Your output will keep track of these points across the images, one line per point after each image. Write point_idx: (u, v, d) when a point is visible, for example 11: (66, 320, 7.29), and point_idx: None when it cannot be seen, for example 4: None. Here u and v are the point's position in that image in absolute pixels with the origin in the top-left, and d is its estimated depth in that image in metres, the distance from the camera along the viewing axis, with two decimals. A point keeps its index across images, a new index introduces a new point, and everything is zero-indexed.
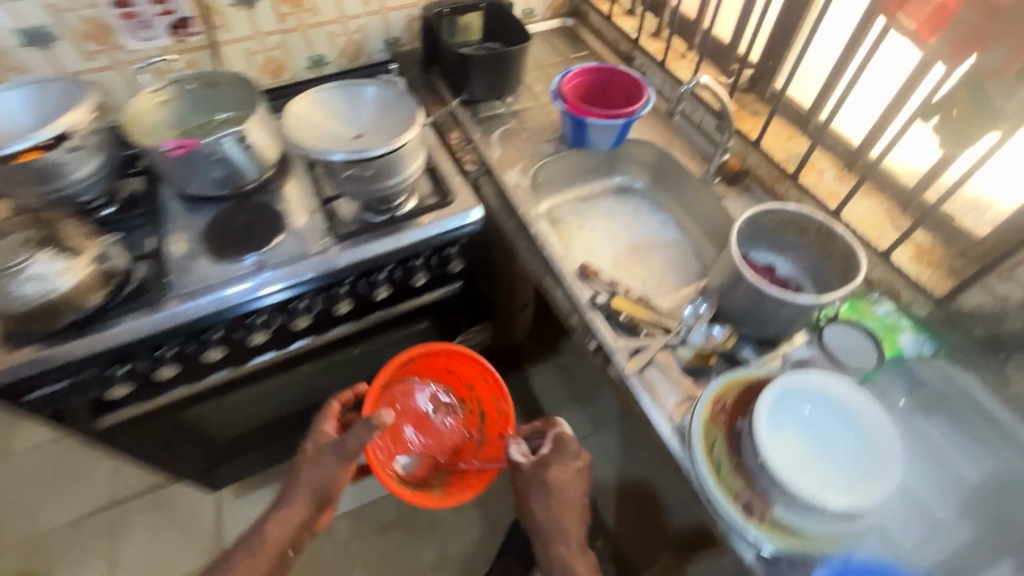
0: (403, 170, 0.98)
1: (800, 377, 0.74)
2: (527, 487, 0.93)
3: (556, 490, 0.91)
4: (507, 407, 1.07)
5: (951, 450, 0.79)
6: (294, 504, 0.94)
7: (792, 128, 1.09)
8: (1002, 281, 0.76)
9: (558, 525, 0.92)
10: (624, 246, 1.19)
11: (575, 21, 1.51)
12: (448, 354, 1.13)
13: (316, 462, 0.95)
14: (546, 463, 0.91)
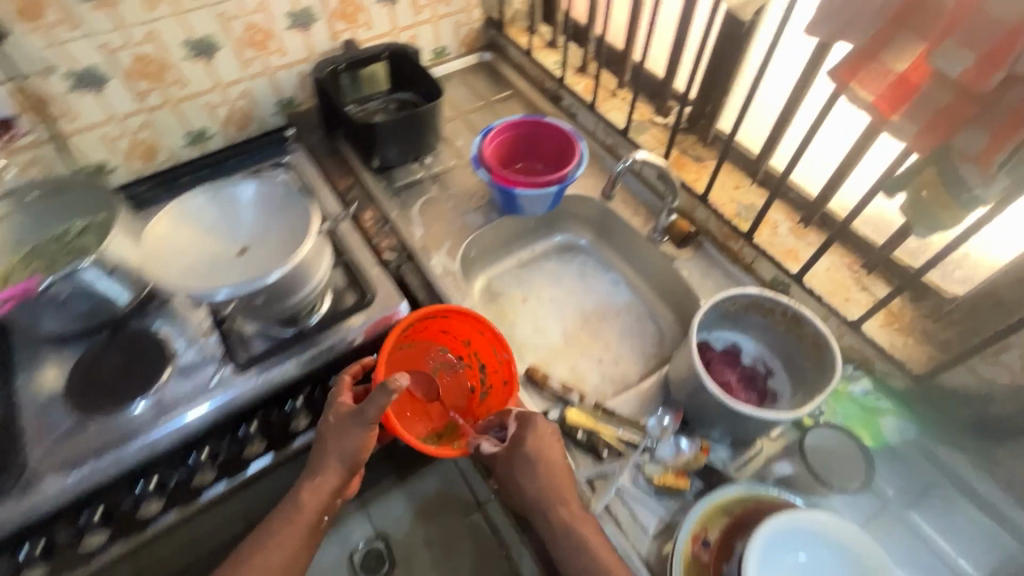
0: (308, 281, 0.85)
1: (799, 519, 0.64)
2: (507, 465, 0.71)
3: (534, 468, 0.70)
4: (509, 355, 0.83)
5: (950, 546, 0.72)
6: (327, 470, 0.78)
7: (740, 175, 1.00)
8: (987, 364, 0.68)
9: (557, 499, 0.70)
10: (574, 316, 1.07)
11: (493, 55, 1.37)
12: (441, 319, 0.87)
13: (339, 433, 0.78)
14: (519, 439, 0.71)
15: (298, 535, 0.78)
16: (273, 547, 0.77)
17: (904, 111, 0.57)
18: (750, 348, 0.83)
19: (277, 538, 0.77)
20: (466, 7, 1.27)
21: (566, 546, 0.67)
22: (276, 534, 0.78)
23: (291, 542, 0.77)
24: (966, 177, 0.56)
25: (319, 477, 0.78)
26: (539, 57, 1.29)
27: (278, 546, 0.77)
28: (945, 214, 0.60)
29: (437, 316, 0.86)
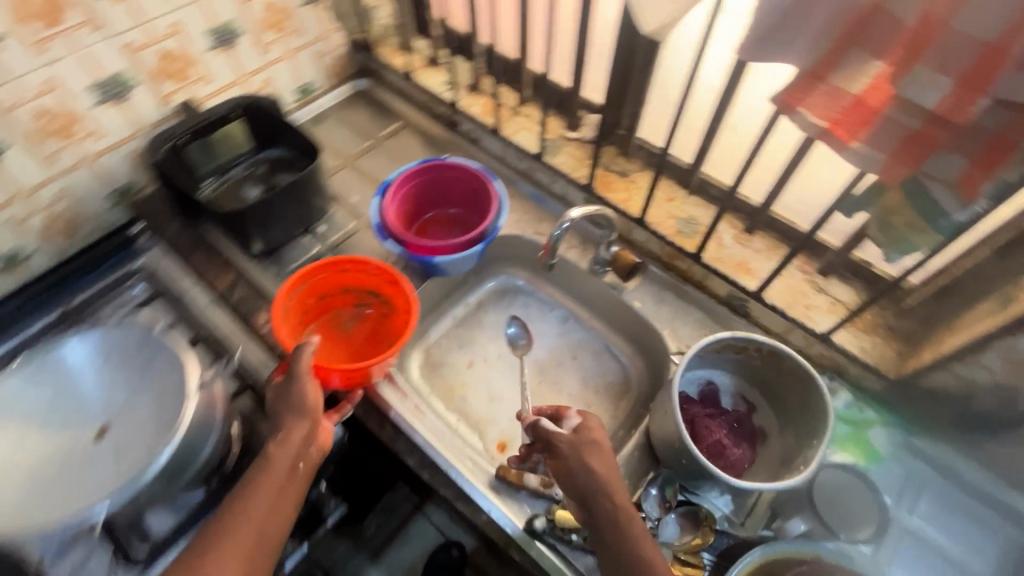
0: (210, 435, 0.65)
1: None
2: (575, 453, 0.65)
3: (600, 458, 0.65)
4: (377, 261, 0.86)
5: (957, 546, 0.70)
6: (287, 422, 0.66)
7: (672, 186, 0.91)
8: (967, 365, 0.65)
9: (616, 483, 0.63)
10: (529, 370, 0.96)
11: (369, 82, 1.19)
12: (311, 285, 0.87)
13: (285, 388, 0.68)
14: (592, 437, 0.66)
15: (270, 499, 0.62)
16: (240, 520, 0.61)
17: (865, 137, 0.50)
18: (724, 383, 0.76)
19: (244, 509, 0.61)
20: (323, 34, 1.07)
21: (626, 531, 0.60)
22: (239, 507, 0.61)
23: (261, 511, 0.62)
24: (941, 203, 0.50)
25: (280, 434, 0.65)
26: (422, 78, 1.12)
27: (247, 518, 0.61)
28: (918, 237, 0.54)
29: (304, 284, 0.85)
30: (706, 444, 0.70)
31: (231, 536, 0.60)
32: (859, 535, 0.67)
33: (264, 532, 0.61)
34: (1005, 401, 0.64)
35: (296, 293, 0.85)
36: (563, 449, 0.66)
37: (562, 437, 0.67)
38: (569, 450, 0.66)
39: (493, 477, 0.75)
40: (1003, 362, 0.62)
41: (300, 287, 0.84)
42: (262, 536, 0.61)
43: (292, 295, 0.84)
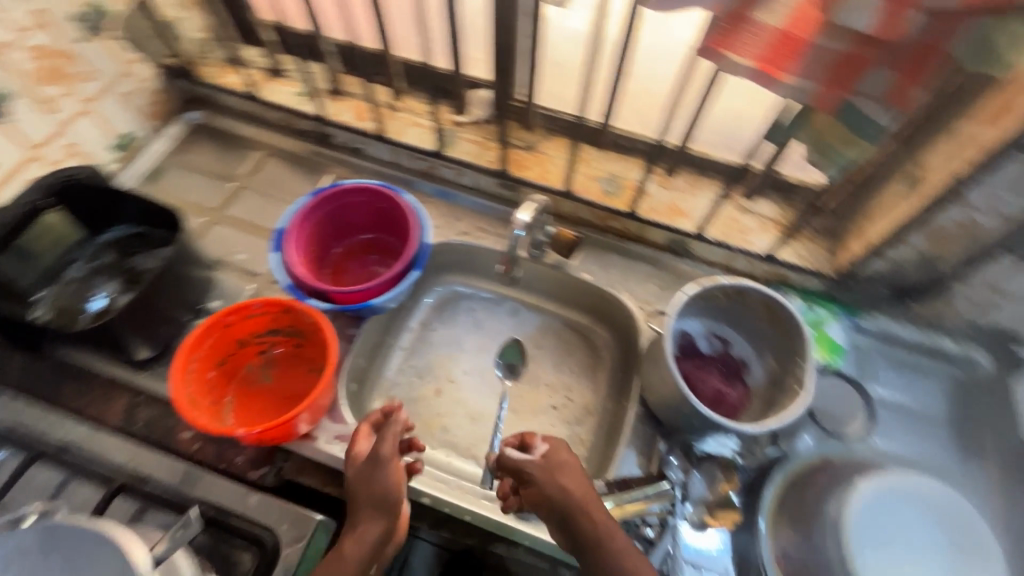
0: None
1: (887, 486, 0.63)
2: (547, 476, 0.62)
3: (572, 477, 0.63)
4: (261, 300, 0.70)
5: (918, 400, 0.79)
6: (364, 516, 0.61)
7: (584, 148, 0.88)
8: (893, 247, 0.72)
9: (589, 497, 0.61)
10: (501, 376, 0.91)
11: (203, 112, 0.99)
12: (203, 360, 0.68)
13: (374, 474, 0.63)
14: (558, 462, 0.64)
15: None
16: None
17: (796, 70, 0.48)
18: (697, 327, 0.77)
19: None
20: (124, 69, 0.86)
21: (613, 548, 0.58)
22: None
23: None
24: (870, 116, 0.51)
25: (361, 524, 0.61)
26: (268, 93, 0.95)
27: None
28: (852, 150, 0.55)
29: (194, 364, 0.67)
30: (707, 396, 0.73)
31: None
32: (852, 430, 0.74)
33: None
34: (928, 267, 0.72)
35: (191, 378, 0.66)
36: (534, 476, 0.63)
37: (530, 463, 0.64)
38: (541, 476, 0.62)
39: (515, 505, 0.69)
40: (924, 237, 0.68)
41: (193, 367, 0.66)
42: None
43: (189, 381, 0.66)
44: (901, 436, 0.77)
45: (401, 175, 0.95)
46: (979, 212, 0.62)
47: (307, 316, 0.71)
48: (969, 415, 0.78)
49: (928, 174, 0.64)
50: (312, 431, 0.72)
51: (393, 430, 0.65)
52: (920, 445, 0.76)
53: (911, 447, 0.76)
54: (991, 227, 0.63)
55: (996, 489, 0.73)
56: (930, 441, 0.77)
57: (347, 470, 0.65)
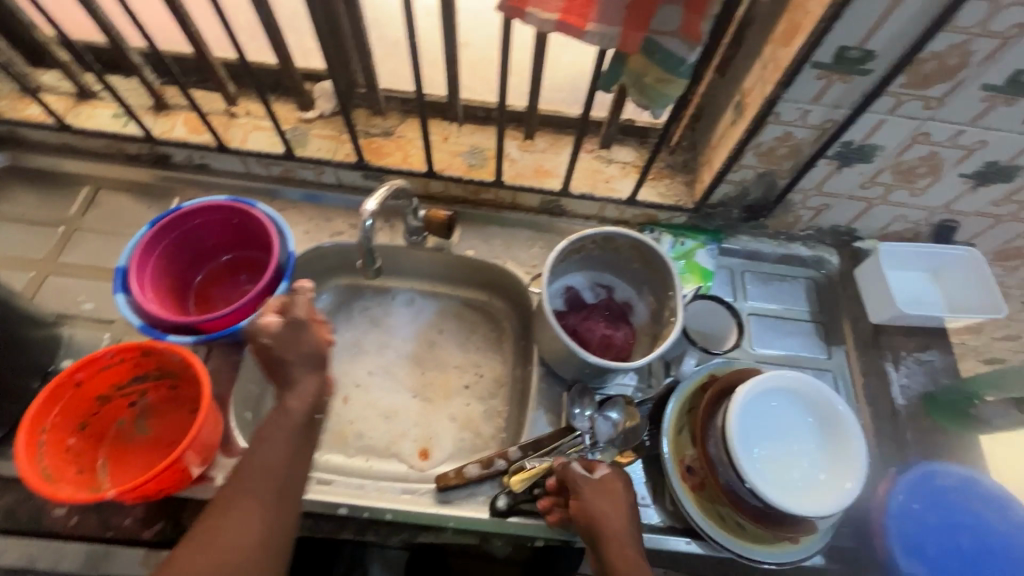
0: None
1: (762, 383, 0.68)
2: (593, 498, 0.62)
3: (616, 503, 0.62)
4: (110, 350, 0.63)
5: (785, 303, 0.87)
6: (298, 375, 0.61)
7: (441, 124, 0.87)
8: (736, 171, 0.77)
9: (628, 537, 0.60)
10: (408, 368, 0.89)
11: (7, 153, 0.87)
12: (56, 428, 0.61)
13: (296, 339, 0.62)
14: (612, 492, 0.63)
15: (287, 451, 0.58)
16: (258, 473, 0.56)
17: (597, 15, 0.50)
18: (576, 281, 0.79)
19: (255, 472, 0.56)
20: None
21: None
22: (251, 466, 0.56)
23: (281, 465, 0.57)
24: (675, 53, 0.53)
25: (298, 381, 0.61)
26: (81, 120, 0.85)
27: (259, 478, 0.56)
28: (670, 89, 0.57)
29: (45, 435, 0.60)
30: (598, 346, 0.75)
31: (238, 504, 0.54)
32: (728, 345, 0.82)
33: (284, 488, 0.56)
34: (768, 183, 0.78)
35: (45, 450, 0.59)
36: (582, 493, 0.62)
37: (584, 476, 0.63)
38: (592, 497, 0.62)
39: (435, 492, 0.70)
40: (757, 157, 0.74)
41: (44, 437, 0.59)
42: (282, 495, 0.56)
43: (41, 453, 0.59)
44: (776, 338, 0.84)
45: (258, 185, 0.89)
46: (794, 125, 0.68)
47: (170, 353, 0.65)
48: (829, 310, 0.87)
49: (749, 97, 0.69)
50: (207, 472, 0.67)
51: (301, 295, 0.63)
52: (792, 344, 0.84)
53: (786, 346, 0.84)
54: (806, 137, 0.70)
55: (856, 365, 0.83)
56: (799, 339, 0.85)
57: (255, 342, 0.60)
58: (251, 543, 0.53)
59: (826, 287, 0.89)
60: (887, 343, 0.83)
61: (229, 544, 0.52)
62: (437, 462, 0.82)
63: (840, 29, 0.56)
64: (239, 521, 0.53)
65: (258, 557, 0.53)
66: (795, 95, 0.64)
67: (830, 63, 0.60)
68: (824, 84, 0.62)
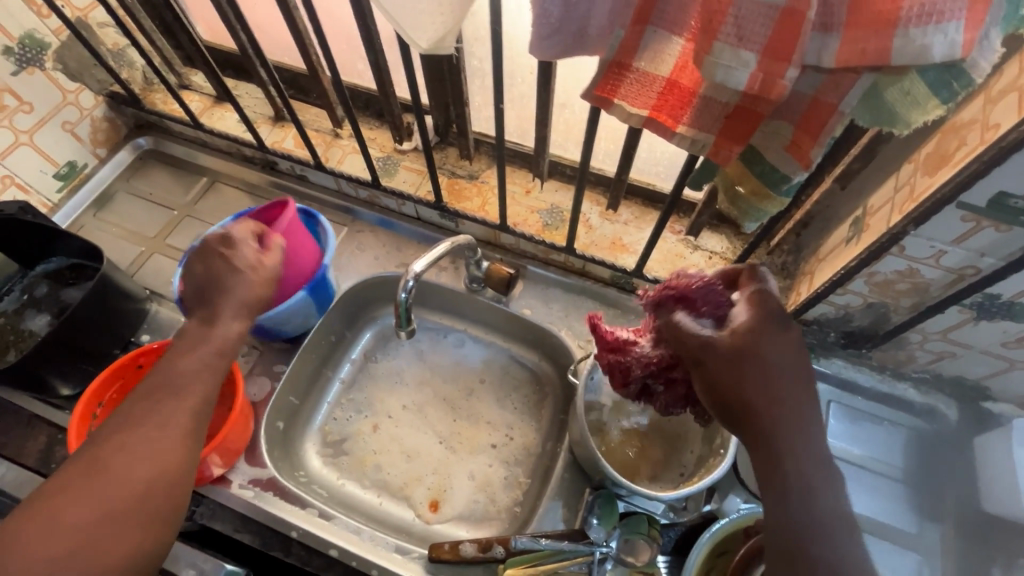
0: None
1: None
2: (750, 373, 0.46)
3: (786, 378, 0.46)
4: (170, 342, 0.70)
5: (872, 451, 0.74)
6: (227, 287, 0.60)
7: (526, 177, 0.86)
8: (840, 295, 0.66)
9: (822, 464, 0.45)
10: (440, 412, 0.87)
11: (152, 137, 0.99)
12: (111, 403, 0.68)
13: (262, 280, 0.62)
14: (759, 356, 0.46)
15: (202, 367, 0.56)
16: (170, 380, 0.55)
17: (689, 120, 0.44)
18: (742, 273, 0.52)
19: (176, 396, 0.54)
20: (64, 99, 0.86)
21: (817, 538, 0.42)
22: (167, 386, 0.54)
23: (194, 379, 0.56)
24: (779, 169, 0.45)
25: (240, 318, 0.60)
26: (212, 121, 0.94)
27: (175, 388, 0.54)
28: (768, 206, 0.49)
29: (100, 408, 0.67)
30: (643, 372, 0.56)
31: (151, 421, 0.52)
32: None
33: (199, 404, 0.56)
34: (877, 313, 0.67)
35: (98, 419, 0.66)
36: (725, 357, 0.46)
37: (716, 346, 0.47)
38: (762, 403, 0.45)
39: (426, 560, 0.67)
40: (868, 286, 0.63)
41: (98, 411, 0.67)
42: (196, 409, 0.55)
43: (93, 424, 0.65)
44: (855, 491, 0.72)
45: (344, 203, 0.93)
46: (923, 263, 0.57)
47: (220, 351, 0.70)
48: (931, 473, 0.73)
49: (871, 219, 0.59)
50: (227, 475, 0.72)
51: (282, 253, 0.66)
52: (869, 502, 0.71)
53: (864, 502, 0.71)
54: (936, 280, 0.58)
55: (948, 550, 0.69)
56: (881, 499, 0.72)
57: (214, 259, 0.60)
58: (152, 444, 0.51)
59: (935, 442, 0.74)
60: (1002, 541, 0.66)
61: (136, 466, 0.50)
62: (445, 519, 0.79)
63: (998, 175, 0.45)
64: (148, 424, 0.52)
65: (153, 458, 0.50)
66: (928, 233, 0.53)
67: (980, 206, 0.48)
68: (967, 227, 0.51)
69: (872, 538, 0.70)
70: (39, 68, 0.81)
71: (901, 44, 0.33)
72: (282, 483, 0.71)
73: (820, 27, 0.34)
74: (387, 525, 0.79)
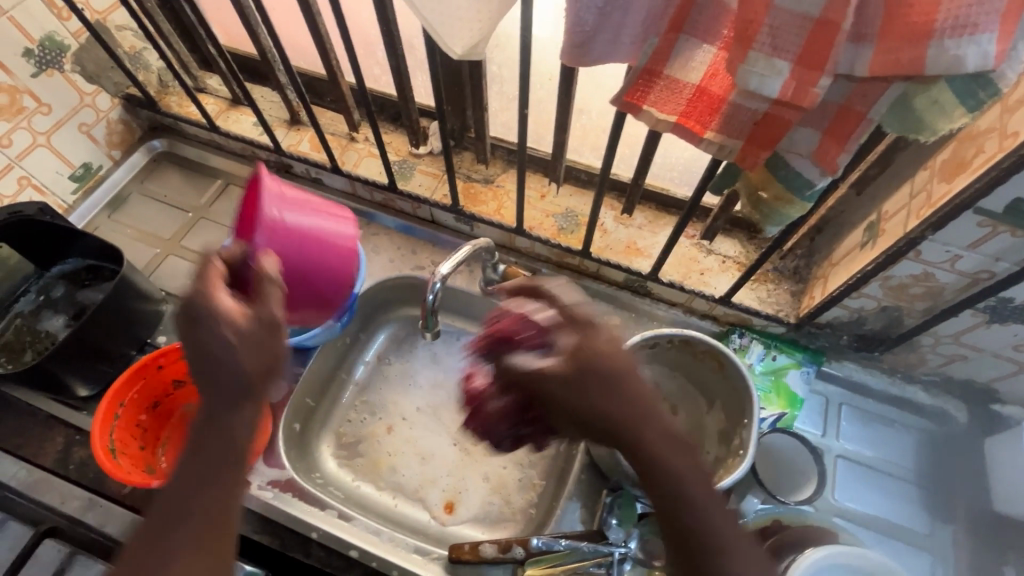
0: None
1: (827, 557, 0.60)
2: (592, 386, 0.43)
3: (621, 378, 0.43)
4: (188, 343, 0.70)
5: (885, 454, 0.75)
6: (213, 366, 0.41)
7: (541, 181, 0.87)
8: (854, 298, 0.67)
9: (676, 449, 0.43)
10: (454, 414, 0.87)
11: (166, 140, 0.99)
12: (131, 403, 0.68)
13: (253, 342, 0.42)
14: (584, 376, 0.43)
15: (206, 484, 0.41)
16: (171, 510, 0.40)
17: (717, 126, 0.46)
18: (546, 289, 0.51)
19: (178, 532, 0.40)
20: (81, 101, 0.86)
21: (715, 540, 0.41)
22: (167, 523, 0.40)
23: (199, 501, 0.41)
24: (803, 174, 0.47)
25: (244, 397, 0.42)
26: (228, 124, 0.94)
27: (176, 520, 0.40)
28: (791, 210, 0.50)
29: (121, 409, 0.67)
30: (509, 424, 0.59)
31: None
32: (804, 495, 0.69)
33: (211, 529, 0.41)
34: (891, 317, 0.68)
35: (118, 421, 0.66)
36: (560, 382, 0.44)
37: (553, 379, 0.44)
38: (607, 408, 0.43)
39: (446, 561, 0.68)
40: (883, 290, 0.64)
41: (120, 411, 0.66)
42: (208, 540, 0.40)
43: (114, 425, 0.66)
44: (869, 493, 0.73)
45: (358, 206, 0.93)
46: (938, 267, 0.58)
47: None
48: (942, 474, 0.74)
49: (886, 224, 0.60)
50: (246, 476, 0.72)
51: (276, 290, 0.45)
52: (884, 504, 0.72)
53: (878, 504, 0.72)
54: (951, 284, 0.60)
55: (962, 551, 0.70)
56: (894, 501, 0.72)
57: (191, 331, 0.42)
58: None
59: (945, 444, 0.75)
60: (1014, 539, 0.69)
61: None
62: (461, 521, 0.79)
63: (1016, 182, 0.47)
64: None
65: None
66: (945, 238, 0.55)
67: (997, 212, 0.50)
68: (983, 232, 0.52)
69: (888, 541, 0.71)
70: (58, 70, 0.81)
71: (934, 54, 0.34)
72: (300, 484, 0.72)
73: (853, 38, 0.36)
74: (403, 527, 0.79)
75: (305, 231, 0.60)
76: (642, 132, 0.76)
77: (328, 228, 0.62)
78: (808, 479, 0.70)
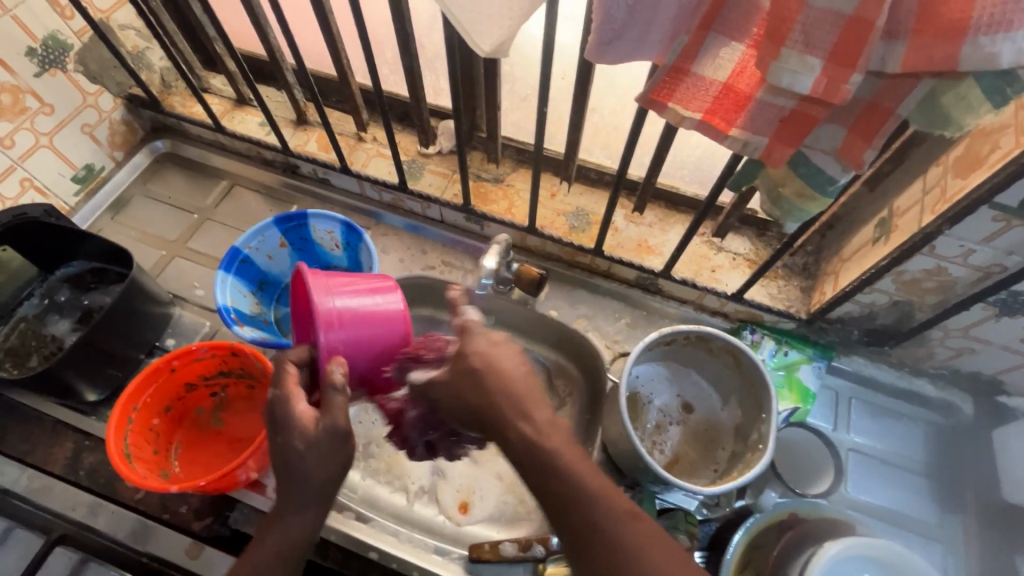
0: None
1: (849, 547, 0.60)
2: (459, 376, 0.48)
3: (490, 366, 0.48)
4: (200, 346, 0.68)
5: (895, 447, 0.76)
6: (289, 473, 0.49)
7: (552, 180, 0.87)
8: (866, 293, 0.68)
9: (545, 423, 0.46)
10: None
11: (169, 141, 0.98)
12: (144, 408, 0.67)
13: (323, 453, 0.48)
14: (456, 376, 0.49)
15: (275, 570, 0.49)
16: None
17: (743, 123, 0.46)
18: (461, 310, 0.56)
19: None
20: (84, 102, 0.85)
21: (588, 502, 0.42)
22: None
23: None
24: (824, 170, 0.47)
25: (310, 506, 0.50)
26: (233, 124, 0.94)
27: None
28: (811, 206, 0.51)
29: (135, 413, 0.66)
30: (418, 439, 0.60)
31: None
32: (817, 490, 0.73)
33: None
34: (902, 312, 0.69)
35: (132, 426, 0.65)
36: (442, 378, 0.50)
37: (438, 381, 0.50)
38: (474, 395, 0.47)
39: (466, 560, 0.70)
40: (896, 284, 0.65)
41: (134, 416, 0.65)
42: None
43: (129, 431, 0.65)
44: (881, 486, 0.74)
45: (367, 206, 0.93)
46: (951, 261, 0.59)
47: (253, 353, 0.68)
48: (951, 466, 0.75)
49: (899, 220, 0.61)
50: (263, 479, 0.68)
51: (341, 398, 0.48)
52: (896, 497, 0.73)
53: (890, 497, 0.73)
54: (962, 278, 0.61)
55: (972, 542, 0.71)
56: (905, 493, 0.74)
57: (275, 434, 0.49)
58: None
59: (952, 437, 0.76)
60: None
61: None
62: (476, 520, 0.76)
63: None
64: None
65: None
66: (960, 233, 0.56)
67: (1012, 207, 0.51)
68: (996, 227, 0.53)
69: (900, 533, 0.72)
70: (61, 70, 0.80)
71: (969, 51, 0.35)
72: None
73: (885, 35, 0.36)
74: None
75: (359, 313, 0.56)
76: (654, 131, 0.76)
77: (387, 303, 0.58)
78: (824, 475, 0.75)
